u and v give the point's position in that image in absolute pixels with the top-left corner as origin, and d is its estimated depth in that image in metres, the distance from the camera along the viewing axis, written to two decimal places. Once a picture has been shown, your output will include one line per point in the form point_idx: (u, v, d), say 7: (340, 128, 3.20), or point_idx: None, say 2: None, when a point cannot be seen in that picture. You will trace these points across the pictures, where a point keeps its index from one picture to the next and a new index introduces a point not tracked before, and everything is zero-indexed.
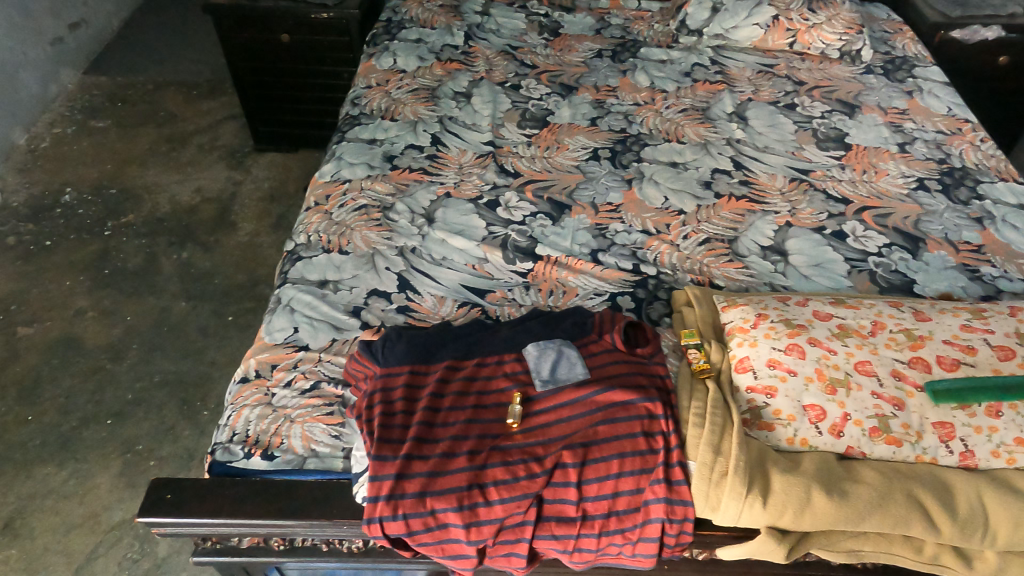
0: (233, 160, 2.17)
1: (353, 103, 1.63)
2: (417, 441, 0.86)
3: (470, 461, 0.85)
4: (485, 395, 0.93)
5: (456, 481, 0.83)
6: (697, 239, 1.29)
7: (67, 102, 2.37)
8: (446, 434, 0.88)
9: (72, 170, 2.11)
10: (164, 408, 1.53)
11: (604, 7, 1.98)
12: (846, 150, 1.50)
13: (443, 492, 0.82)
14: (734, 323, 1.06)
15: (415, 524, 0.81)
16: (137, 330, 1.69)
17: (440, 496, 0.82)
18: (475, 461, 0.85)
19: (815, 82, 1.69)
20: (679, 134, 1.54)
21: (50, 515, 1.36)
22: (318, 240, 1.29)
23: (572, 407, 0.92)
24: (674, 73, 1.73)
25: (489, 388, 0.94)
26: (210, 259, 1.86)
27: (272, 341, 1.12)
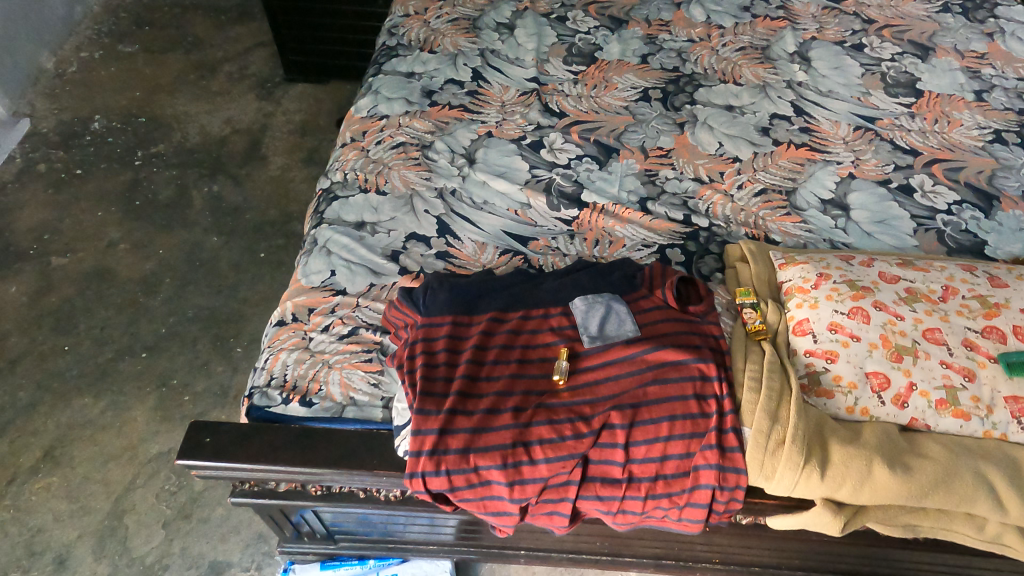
0: (262, 90, 2.10)
1: (390, 32, 1.55)
2: (460, 395, 0.83)
3: (514, 418, 0.82)
4: (530, 350, 0.90)
5: (499, 438, 0.81)
6: (753, 189, 1.22)
7: (93, 24, 2.30)
8: (489, 389, 0.85)
9: (101, 96, 2.06)
10: (197, 344, 1.53)
11: None
12: (918, 97, 1.38)
13: (486, 449, 0.80)
14: (793, 283, 1.00)
15: (457, 480, 0.79)
16: (170, 264, 1.67)
17: (483, 452, 0.80)
18: (519, 419, 0.83)
19: (887, 21, 1.56)
20: (736, 75, 1.44)
21: (88, 444, 1.38)
22: (354, 179, 1.24)
23: (621, 366, 0.88)
24: (733, 7, 1.60)
25: (534, 342, 0.90)
26: (240, 193, 1.82)
27: (308, 284, 1.09)
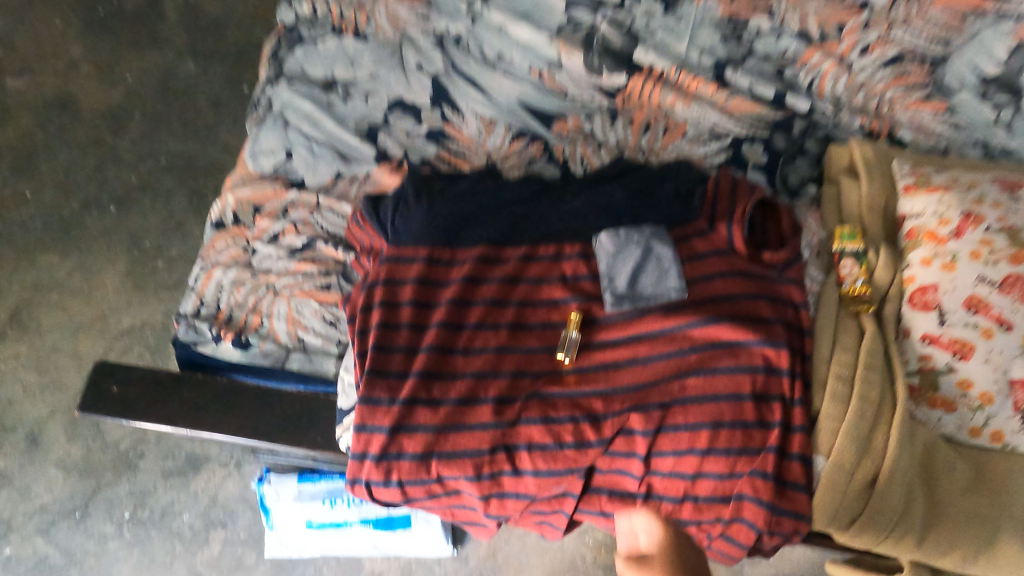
0: None
1: None
2: (422, 378, 0.61)
3: (494, 416, 0.60)
4: (529, 310, 0.65)
5: (471, 442, 0.60)
6: (882, 56, 0.84)
7: None
8: (464, 366, 0.62)
9: None
10: (172, 199, 1.32)
11: None
12: None
13: (451, 456, 0.59)
14: (921, 223, 0.68)
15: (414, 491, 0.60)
16: (140, 95, 1.41)
17: (445, 461, 0.59)
18: (500, 416, 0.60)
19: None
20: None
21: (57, 311, 1.25)
22: (327, 14, 0.92)
23: (654, 344, 0.63)
24: None
25: (535, 298, 0.65)
26: (220, 4, 1.48)
27: (257, 169, 0.83)
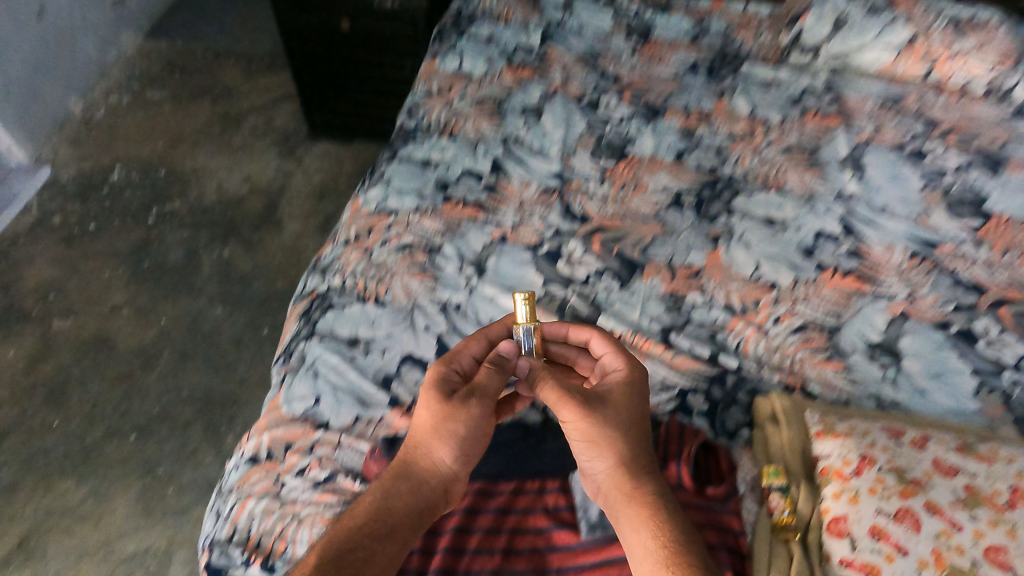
0: (286, 146, 2.06)
1: (410, 112, 1.46)
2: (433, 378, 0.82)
3: (499, 364, 0.82)
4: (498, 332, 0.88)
5: (489, 386, 0.81)
6: (790, 324, 1.08)
7: (126, 66, 2.34)
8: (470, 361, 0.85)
9: (123, 144, 2.05)
10: (188, 429, 1.46)
11: (704, 7, 1.74)
12: (986, 218, 1.24)
13: (476, 423, 0.80)
14: (831, 462, 0.86)
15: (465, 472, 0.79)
16: (171, 335, 1.61)
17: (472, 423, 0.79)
18: (499, 364, 0.83)
19: (952, 124, 1.42)
20: (780, 182, 1.31)
21: (62, 537, 1.31)
22: (354, 285, 1.15)
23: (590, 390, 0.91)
24: (780, 98, 1.48)
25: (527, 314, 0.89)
26: (251, 260, 1.76)
27: (290, 412, 1.00)
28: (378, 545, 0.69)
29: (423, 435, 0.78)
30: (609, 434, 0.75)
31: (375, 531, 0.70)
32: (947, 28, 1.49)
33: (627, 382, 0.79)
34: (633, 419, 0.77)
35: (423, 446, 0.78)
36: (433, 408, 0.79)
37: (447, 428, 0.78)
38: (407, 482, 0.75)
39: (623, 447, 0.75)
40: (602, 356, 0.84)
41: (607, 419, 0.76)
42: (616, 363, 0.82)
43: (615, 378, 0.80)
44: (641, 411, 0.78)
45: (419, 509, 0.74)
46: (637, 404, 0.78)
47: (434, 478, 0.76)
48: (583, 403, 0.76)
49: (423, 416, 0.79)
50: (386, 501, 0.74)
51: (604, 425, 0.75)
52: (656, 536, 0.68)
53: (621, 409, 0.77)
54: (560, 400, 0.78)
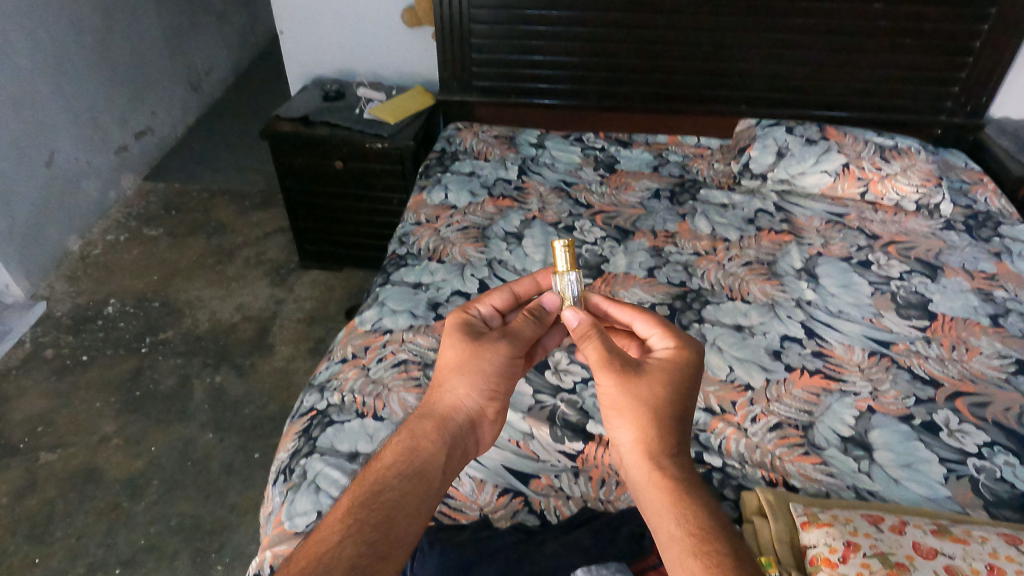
0: (277, 276, 2.16)
1: (401, 240, 1.57)
2: (462, 324, 0.88)
3: (537, 315, 0.88)
4: (524, 292, 0.95)
5: (522, 333, 0.87)
6: (767, 423, 1.15)
7: (123, 207, 2.47)
8: (493, 314, 0.93)
9: (119, 279, 2.14)
10: (176, 559, 1.43)
11: (662, 143, 1.95)
12: (932, 319, 1.36)
13: (503, 366, 0.84)
14: (818, 550, 0.90)
15: (491, 409, 0.83)
16: (160, 463, 1.61)
17: (499, 364, 0.84)
18: (538, 316, 0.89)
19: (891, 237, 1.58)
20: (744, 291, 1.42)
21: None
22: (352, 402, 1.20)
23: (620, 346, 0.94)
24: (736, 218, 1.64)
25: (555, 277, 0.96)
26: (242, 385, 1.79)
27: (292, 527, 1.02)
28: (406, 482, 0.72)
29: (451, 372, 0.83)
30: (641, 420, 0.75)
31: (405, 470, 0.73)
32: (875, 155, 1.70)
33: (671, 359, 0.80)
34: (673, 390, 0.77)
35: (450, 383, 0.82)
36: (462, 350, 0.85)
37: (474, 369, 0.83)
38: (431, 419, 0.79)
39: (657, 414, 0.75)
40: (648, 336, 0.86)
41: (642, 387, 0.76)
42: (664, 342, 0.83)
43: (662, 354, 0.81)
44: (686, 388, 0.78)
45: (443, 446, 0.77)
46: (681, 381, 0.78)
47: (458, 414, 0.81)
48: (619, 368, 0.78)
49: (452, 357, 0.84)
50: (413, 441, 0.76)
51: (636, 411, 0.75)
52: (670, 501, 0.68)
53: (662, 381, 0.77)
54: (600, 359, 0.80)
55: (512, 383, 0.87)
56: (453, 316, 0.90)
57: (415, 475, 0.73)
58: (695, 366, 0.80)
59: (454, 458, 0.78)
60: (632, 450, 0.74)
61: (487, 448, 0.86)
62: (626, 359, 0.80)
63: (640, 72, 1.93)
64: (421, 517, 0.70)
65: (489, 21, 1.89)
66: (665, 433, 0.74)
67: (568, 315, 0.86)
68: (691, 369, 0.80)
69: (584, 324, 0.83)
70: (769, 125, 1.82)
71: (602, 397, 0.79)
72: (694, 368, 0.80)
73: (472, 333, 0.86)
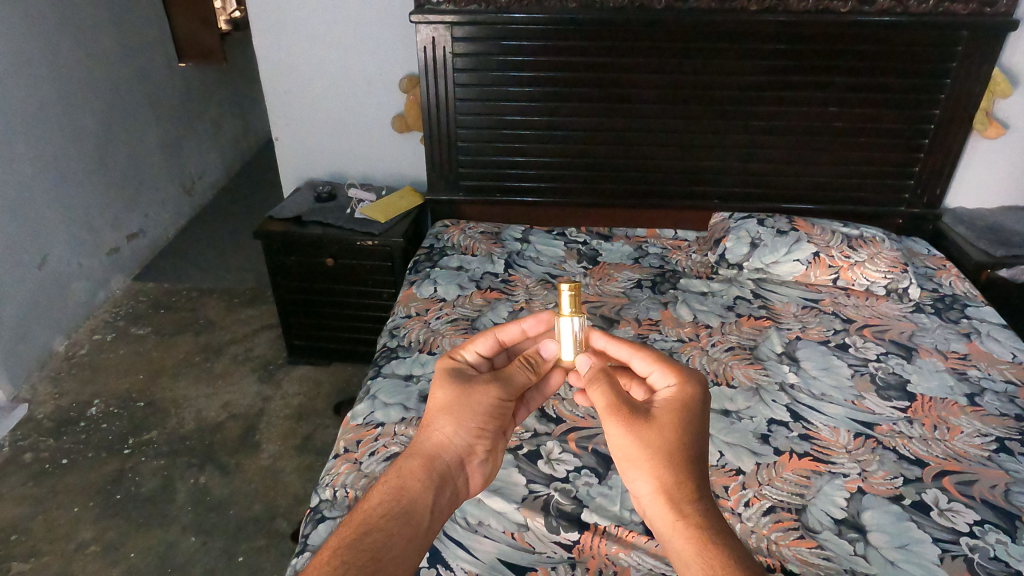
0: (265, 372, 2.16)
1: (392, 332, 1.60)
2: (451, 369, 0.93)
3: (532, 362, 0.94)
4: (510, 339, 0.98)
5: (512, 375, 0.92)
6: (760, 507, 1.14)
7: (111, 307, 2.49)
8: (480, 359, 0.97)
9: (104, 379, 2.12)
10: None
11: (641, 235, 2.04)
12: (911, 399, 1.40)
13: (489, 407, 0.89)
14: None
15: (478, 447, 0.87)
16: (139, 570, 1.55)
17: (486, 407, 0.89)
18: (534, 363, 0.94)
19: (865, 320, 1.64)
20: (729, 376, 1.45)
21: None
22: (344, 498, 1.17)
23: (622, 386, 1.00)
24: (716, 306, 1.70)
25: (548, 321, 0.98)
26: (227, 485, 1.76)
27: None
28: (395, 519, 0.75)
29: (440, 414, 0.88)
30: (655, 470, 0.79)
31: (392, 509, 0.76)
32: (843, 244, 1.78)
33: (677, 398, 0.85)
34: (684, 429, 0.82)
35: (440, 424, 0.87)
36: (452, 392, 0.89)
37: (462, 409, 0.88)
38: (419, 457, 0.84)
39: (674, 456, 0.79)
40: (649, 373, 0.91)
41: (657, 432, 0.81)
42: (667, 381, 0.88)
43: (667, 393, 0.87)
44: (693, 426, 0.83)
45: (431, 484, 0.81)
46: (692, 420, 0.83)
47: (446, 453, 0.85)
48: (631, 415, 0.83)
49: (441, 399, 0.89)
50: (401, 480, 0.80)
51: (649, 461, 0.80)
52: (695, 546, 0.72)
53: (671, 425, 0.82)
54: (611, 407, 0.84)
55: (501, 424, 0.92)
56: (442, 362, 0.95)
57: (403, 511, 0.76)
58: (700, 401, 0.85)
59: (443, 494, 0.82)
60: (653, 499, 0.79)
61: (477, 490, 0.90)
62: (635, 406, 0.84)
63: (618, 170, 2.04)
64: (409, 552, 0.73)
65: (473, 126, 2.01)
66: (681, 477, 0.78)
67: (579, 360, 0.91)
68: (696, 406, 0.85)
69: (593, 369, 0.89)
70: (742, 218, 1.91)
71: (617, 445, 0.83)
72: (701, 405, 0.84)
73: (462, 378, 0.92)
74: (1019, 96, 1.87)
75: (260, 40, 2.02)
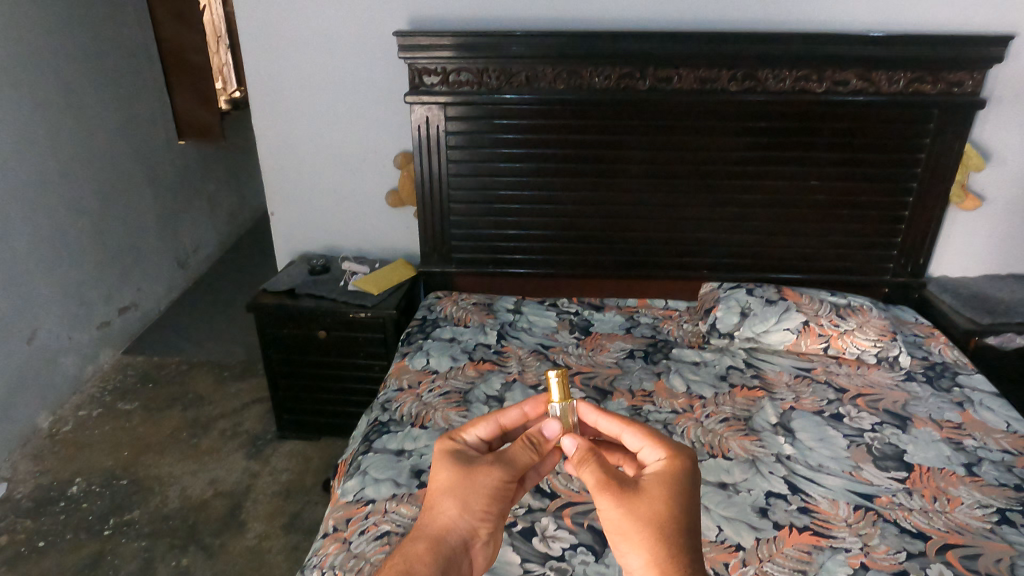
0: (253, 448, 2.12)
1: (384, 406, 1.58)
2: (452, 450, 0.91)
3: (535, 443, 0.89)
4: (511, 422, 0.96)
5: (515, 459, 0.88)
6: None
7: (99, 382, 2.45)
8: (480, 442, 0.95)
9: (87, 456, 2.07)
10: None
11: (632, 305, 2.06)
12: (909, 470, 1.38)
13: (493, 489, 0.87)
14: None
15: (483, 529, 0.86)
16: None
17: (490, 488, 0.86)
18: (536, 443, 0.90)
19: (858, 389, 1.65)
20: (724, 448, 1.44)
21: None
22: None
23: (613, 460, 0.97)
24: (709, 376, 1.70)
25: (544, 407, 0.96)
26: (209, 567, 1.69)
27: None
28: None
29: (443, 496, 0.86)
30: (649, 546, 0.78)
31: None
32: (831, 312, 1.80)
33: (670, 472, 0.84)
34: (677, 504, 0.81)
35: (443, 507, 0.85)
36: (453, 474, 0.87)
37: (465, 491, 0.86)
38: (424, 541, 0.83)
39: (664, 529, 0.79)
40: (638, 449, 0.90)
41: (647, 505, 0.80)
42: (656, 454, 0.88)
43: (657, 468, 0.85)
44: (686, 500, 0.82)
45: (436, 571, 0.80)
46: (682, 492, 0.82)
47: (451, 536, 0.84)
48: (622, 491, 0.82)
49: (444, 480, 0.87)
50: (407, 566, 0.79)
51: (644, 537, 0.78)
52: None
53: (664, 500, 0.81)
54: (603, 485, 0.82)
55: (504, 505, 0.89)
56: (441, 444, 0.92)
57: None
58: (689, 473, 0.84)
59: None
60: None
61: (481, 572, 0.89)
62: (627, 481, 0.83)
63: (607, 243, 2.07)
64: None
65: (466, 201, 2.05)
66: (675, 553, 0.77)
67: (567, 443, 0.87)
68: (686, 478, 0.84)
69: (580, 449, 0.86)
70: (731, 288, 1.94)
71: (607, 520, 0.82)
72: (691, 478, 0.84)
73: (463, 459, 0.89)
74: (992, 169, 1.95)
75: (259, 120, 2.09)
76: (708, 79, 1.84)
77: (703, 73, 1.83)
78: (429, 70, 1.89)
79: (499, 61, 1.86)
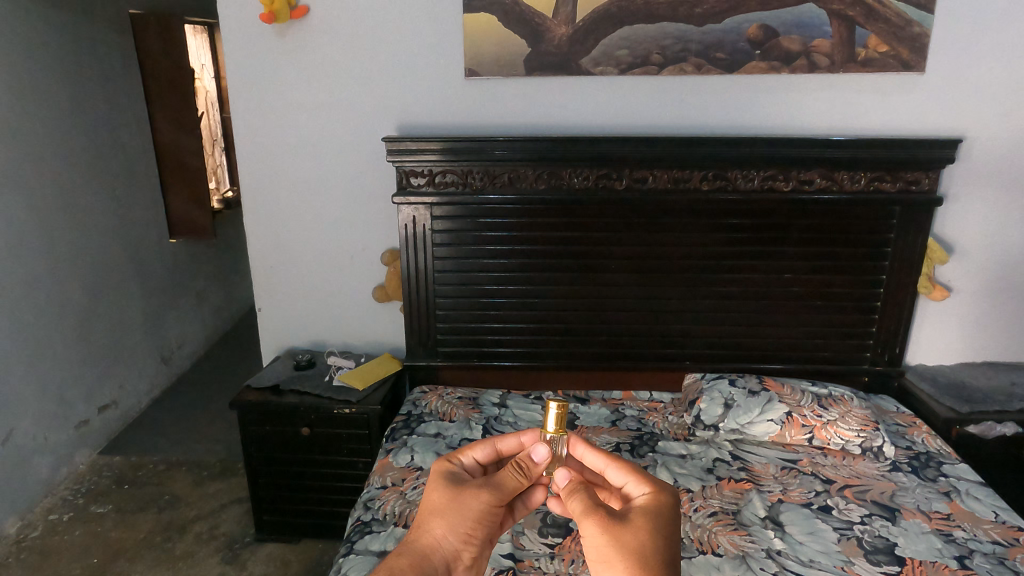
0: (229, 552, 2.04)
1: (366, 505, 1.55)
2: (447, 472, 0.94)
3: (523, 466, 0.91)
4: (507, 448, 0.99)
5: (504, 483, 0.91)
6: None
7: (72, 484, 2.38)
8: (475, 465, 0.99)
9: (54, 564, 1.99)
10: None
11: (618, 398, 2.07)
12: (901, 564, 1.36)
13: (480, 511, 0.89)
14: None
15: (465, 551, 0.88)
16: None
17: (477, 510, 0.89)
18: (524, 468, 0.92)
19: (845, 480, 1.64)
20: (714, 543, 1.41)
21: None
22: None
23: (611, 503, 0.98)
24: (696, 468, 1.69)
25: (538, 436, 0.99)
26: None
27: None
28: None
29: (430, 515, 0.88)
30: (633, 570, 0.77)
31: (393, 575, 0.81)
32: (813, 402, 1.82)
33: (653, 504, 0.85)
34: (658, 533, 0.81)
35: (430, 524, 0.87)
36: (446, 496, 0.90)
37: (452, 514, 0.88)
38: (408, 556, 0.84)
39: (649, 562, 0.77)
40: (625, 483, 0.92)
41: (631, 534, 0.80)
42: (641, 490, 0.89)
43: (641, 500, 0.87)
44: (667, 530, 0.82)
45: None
46: (660, 518, 0.83)
47: (437, 554, 0.86)
48: (606, 515, 0.82)
49: (434, 501, 0.90)
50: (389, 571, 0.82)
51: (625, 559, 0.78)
52: None
53: (643, 524, 0.82)
54: (590, 508, 0.83)
55: (491, 529, 0.92)
56: (438, 465, 0.95)
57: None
58: (671, 509, 0.85)
59: None
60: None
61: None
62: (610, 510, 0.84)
63: (591, 335, 2.10)
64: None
65: (452, 295, 2.09)
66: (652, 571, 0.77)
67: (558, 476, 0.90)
68: (669, 510, 0.85)
69: (570, 481, 0.88)
70: (714, 380, 1.96)
71: (591, 548, 0.81)
72: (675, 509, 0.84)
73: (456, 483, 0.92)
74: (955, 262, 2.04)
75: (252, 221, 2.15)
76: (681, 179, 1.94)
77: (676, 174, 1.94)
78: (416, 171, 1.98)
79: (483, 164, 1.96)
